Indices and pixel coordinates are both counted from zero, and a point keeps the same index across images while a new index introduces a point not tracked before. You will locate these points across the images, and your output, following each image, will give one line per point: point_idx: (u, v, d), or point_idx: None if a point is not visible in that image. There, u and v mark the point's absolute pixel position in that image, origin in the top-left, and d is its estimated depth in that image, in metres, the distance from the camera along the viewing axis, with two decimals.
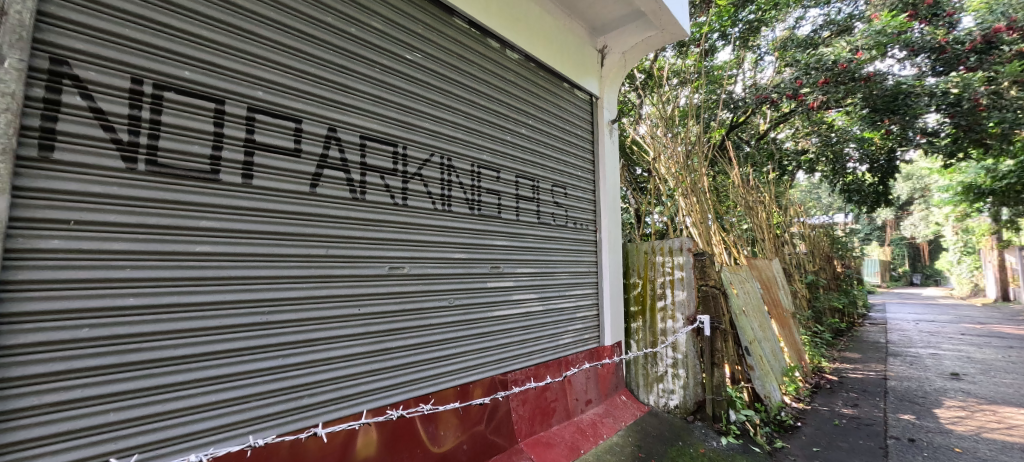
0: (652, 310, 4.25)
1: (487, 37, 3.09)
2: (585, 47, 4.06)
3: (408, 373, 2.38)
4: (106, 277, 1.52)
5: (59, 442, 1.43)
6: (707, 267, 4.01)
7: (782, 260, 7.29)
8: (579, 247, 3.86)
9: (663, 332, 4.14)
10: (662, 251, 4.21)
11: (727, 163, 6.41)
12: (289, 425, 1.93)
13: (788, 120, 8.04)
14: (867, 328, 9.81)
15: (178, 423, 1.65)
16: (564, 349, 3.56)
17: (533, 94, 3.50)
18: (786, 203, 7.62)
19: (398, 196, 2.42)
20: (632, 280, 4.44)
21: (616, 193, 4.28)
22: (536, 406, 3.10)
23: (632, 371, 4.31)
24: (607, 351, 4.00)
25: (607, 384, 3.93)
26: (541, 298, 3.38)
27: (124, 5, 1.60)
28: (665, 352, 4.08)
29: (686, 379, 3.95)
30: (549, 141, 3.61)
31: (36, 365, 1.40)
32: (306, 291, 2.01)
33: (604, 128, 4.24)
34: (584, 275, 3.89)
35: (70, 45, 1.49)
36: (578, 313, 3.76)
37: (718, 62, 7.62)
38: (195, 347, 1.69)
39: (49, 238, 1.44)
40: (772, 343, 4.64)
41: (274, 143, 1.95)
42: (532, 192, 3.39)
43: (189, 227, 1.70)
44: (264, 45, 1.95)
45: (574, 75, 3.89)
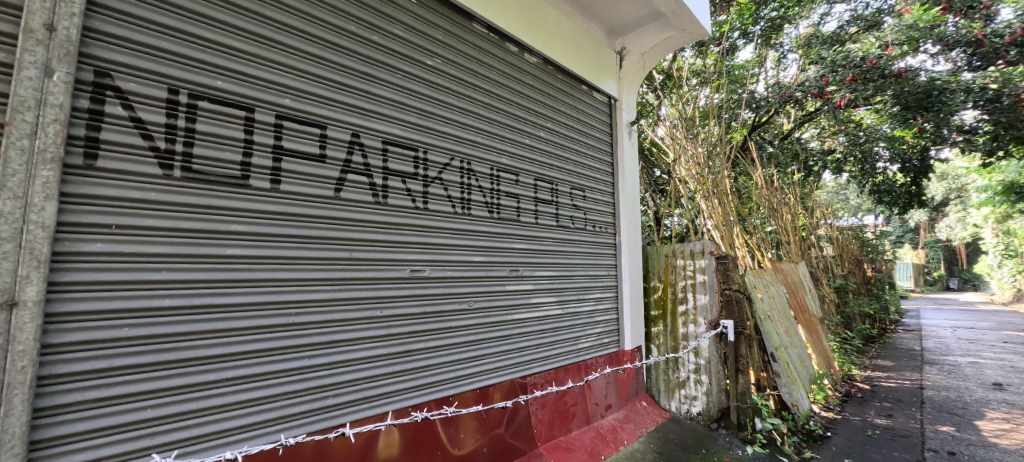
0: (673, 315, 4.18)
1: (506, 41, 3.11)
2: (603, 49, 4.05)
3: (429, 376, 2.40)
4: (144, 278, 1.59)
5: (101, 437, 1.49)
6: (730, 271, 3.91)
7: (809, 263, 7.06)
8: (599, 251, 3.83)
9: (684, 337, 4.07)
10: (683, 255, 4.15)
11: (749, 164, 6.28)
12: (316, 424, 1.97)
13: (814, 119, 7.77)
14: (901, 335, 9.39)
15: (211, 420, 1.70)
16: (584, 354, 3.53)
17: (552, 97, 3.50)
18: (812, 205, 7.37)
19: (419, 200, 2.46)
20: (652, 283, 4.37)
21: (636, 196, 4.23)
22: (555, 410, 3.08)
23: (652, 377, 4.23)
24: (627, 356, 3.95)
25: (627, 389, 3.87)
26: (560, 301, 3.36)
27: (161, 19, 1.67)
28: (687, 357, 4.01)
29: (709, 385, 3.88)
30: (568, 144, 3.60)
31: (80, 362, 1.46)
32: (330, 293, 2.06)
33: (623, 130, 4.20)
34: (604, 278, 3.86)
35: (113, 58, 1.57)
36: (599, 317, 3.73)
37: (739, 61, 7.46)
38: (226, 347, 1.75)
39: (93, 241, 1.50)
40: (799, 350, 4.49)
41: (300, 149, 2.01)
42: (551, 195, 3.38)
43: (221, 231, 1.77)
44: (291, 54, 2.01)
45: (592, 78, 3.88)
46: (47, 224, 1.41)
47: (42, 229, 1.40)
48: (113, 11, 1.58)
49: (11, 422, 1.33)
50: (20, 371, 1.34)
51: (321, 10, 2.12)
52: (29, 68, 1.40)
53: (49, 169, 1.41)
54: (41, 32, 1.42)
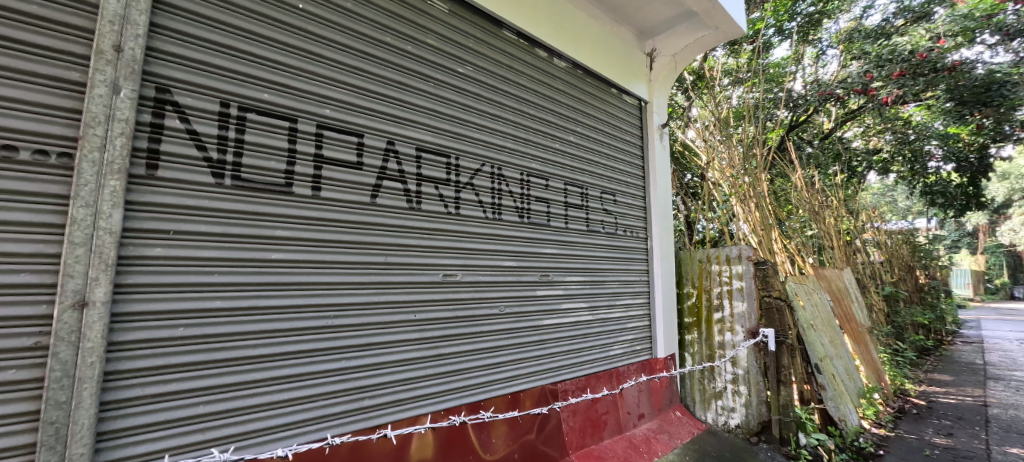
0: (708, 322, 4.05)
1: (535, 47, 3.13)
2: (632, 51, 4.00)
3: (461, 379, 2.43)
4: (198, 281, 1.69)
5: (157, 430, 1.58)
6: (770, 277, 3.73)
7: (855, 270, 6.66)
8: (630, 256, 3.76)
9: (721, 345, 3.93)
10: (718, 260, 4.03)
11: (788, 165, 6.02)
12: (354, 425, 2.02)
13: (857, 118, 7.33)
14: (961, 347, 8.69)
15: (255, 418, 1.78)
16: (616, 361, 3.46)
17: (582, 101, 3.49)
18: (857, 208, 6.96)
19: (450, 205, 2.50)
20: (686, 289, 4.26)
21: (668, 199, 4.13)
22: (586, 418, 3.02)
23: (687, 387, 4.10)
24: (660, 364, 3.85)
25: (661, 399, 3.76)
26: (591, 307, 3.32)
27: (214, 37, 1.79)
28: (724, 367, 3.88)
29: (749, 397, 3.71)
30: (598, 148, 3.57)
31: (141, 359, 1.56)
32: (367, 297, 2.12)
33: (654, 133, 4.12)
34: (636, 284, 3.79)
35: (172, 75, 1.69)
36: (630, 324, 3.66)
37: (775, 58, 7.17)
38: (271, 347, 1.83)
39: (153, 246, 1.61)
40: (846, 361, 4.21)
41: (339, 157, 2.09)
42: (581, 200, 3.35)
43: (267, 236, 1.86)
44: (330, 66, 2.10)
45: (622, 80, 3.83)
46: (114, 229, 1.52)
47: (109, 234, 1.51)
48: (172, 31, 1.70)
49: (80, 414, 1.43)
50: (89, 366, 1.44)
51: (358, 23, 2.21)
52: (99, 86, 1.52)
53: (116, 179, 1.53)
54: (110, 53, 1.55)
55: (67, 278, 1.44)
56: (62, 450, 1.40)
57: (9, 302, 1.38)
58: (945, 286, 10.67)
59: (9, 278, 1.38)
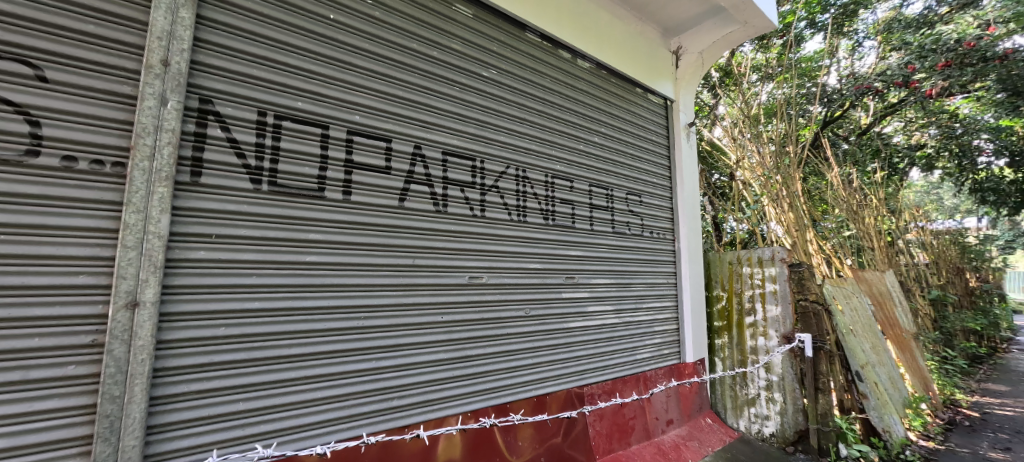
0: (740, 326, 3.95)
1: (559, 48, 3.13)
2: (658, 49, 3.93)
3: (488, 381, 2.44)
4: (237, 283, 1.77)
5: (201, 425, 1.66)
6: (807, 280, 3.56)
7: (898, 272, 6.29)
8: (657, 258, 3.69)
9: (753, 350, 3.82)
10: (749, 262, 3.93)
11: (822, 163, 5.77)
12: (384, 424, 2.06)
13: (898, 113, 6.92)
14: (1019, 355, 8.09)
15: (291, 415, 1.84)
16: (643, 365, 3.40)
17: (606, 101, 3.45)
18: (899, 207, 6.59)
19: (476, 208, 2.52)
20: (715, 292, 4.17)
21: (696, 200, 4.03)
22: (613, 422, 2.97)
23: (717, 392, 4.01)
24: (688, 368, 3.75)
25: (690, 405, 3.66)
26: (617, 310, 3.27)
27: (252, 49, 1.88)
28: (757, 373, 3.74)
29: (784, 404, 3.57)
30: (623, 148, 3.52)
31: (186, 357, 1.64)
32: (396, 298, 2.16)
33: (681, 132, 4.03)
34: (663, 287, 3.71)
35: (213, 87, 1.78)
36: (658, 327, 3.59)
37: (808, 52, 6.89)
38: (305, 347, 1.89)
39: (197, 249, 1.70)
40: (889, 369, 3.97)
41: (368, 162, 2.14)
42: (606, 201, 3.31)
43: (301, 239, 1.93)
44: (360, 73, 2.16)
45: (647, 79, 3.77)
46: (162, 233, 1.61)
47: (157, 238, 1.60)
48: (214, 45, 1.79)
49: (132, 408, 1.51)
50: (140, 363, 1.53)
51: (386, 31, 2.26)
52: (149, 99, 1.61)
53: (164, 186, 1.62)
54: (158, 67, 1.64)
55: (121, 279, 1.53)
56: (116, 442, 1.48)
57: (69, 302, 1.47)
58: (999, 290, 9.96)
59: (69, 280, 1.48)
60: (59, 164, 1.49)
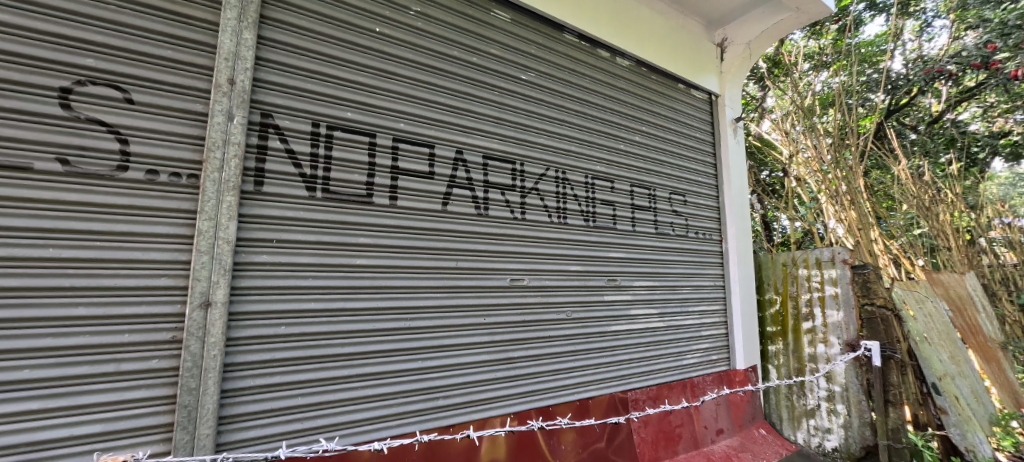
0: (796, 332, 3.73)
1: (597, 47, 3.08)
2: (700, 42, 3.78)
3: (530, 384, 2.44)
4: (295, 284, 1.87)
5: (264, 417, 1.77)
6: (873, 283, 3.36)
7: (982, 274, 5.64)
8: (704, 260, 3.55)
9: (812, 358, 3.58)
10: (805, 264, 3.72)
11: (888, 156, 5.36)
12: (430, 423, 2.10)
13: (976, 97, 6.09)
14: None
15: (344, 411, 1.92)
16: (690, 371, 3.27)
17: (647, 99, 3.35)
18: (980, 202, 5.92)
19: (517, 210, 2.54)
20: (768, 296, 3.96)
21: (745, 199, 3.83)
22: (659, 430, 2.87)
23: (772, 402, 3.78)
24: (739, 376, 3.56)
25: (742, 414, 3.47)
26: (663, 314, 3.17)
27: (305, 64, 1.98)
28: (816, 382, 3.52)
29: (848, 417, 3.34)
30: (666, 147, 3.40)
31: (251, 353, 1.76)
32: (439, 300, 2.21)
33: (727, 128, 3.84)
34: (711, 290, 3.57)
35: (273, 101, 1.90)
36: (705, 331, 3.45)
37: (867, 37, 6.31)
38: (357, 346, 1.97)
39: (260, 253, 1.82)
40: (972, 382, 3.52)
41: (412, 168, 2.20)
42: (648, 201, 3.21)
43: (351, 243, 2.01)
44: (404, 82, 2.23)
45: (689, 74, 3.62)
46: (230, 238, 1.73)
47: (226, 243, 1.72)
48: (273, 62, 1.91)
49: (206, 399, 1.63)
50: (212, 358, 1.65)
51: (427, 40, 2.32)
52: (217, 115, 1.74)
53: (231, 195, 1.74)
54: (225, 85, 1.77)
55: (195, 281, 1.66)
56: (193, 431, 1.61)
57: (151, 302, 1.62)
58: None
59: (152, 281, 1.62)
60: (143, 177, 1.64)
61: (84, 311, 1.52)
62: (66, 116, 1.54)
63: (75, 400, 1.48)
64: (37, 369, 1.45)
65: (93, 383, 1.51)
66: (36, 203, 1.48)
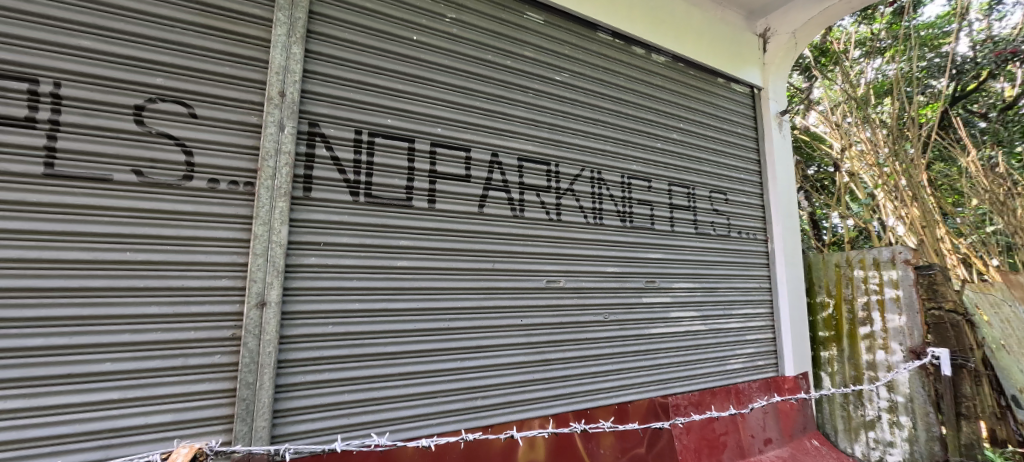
0: (852, 337, 3.49)
1: (632, 45, 3.01)
2: (742, 34, 3.62)
3: (568, 386, 2.43)
4: (341, 285, 1.95)
5: (314, 412, 1.84)
6: (940, 285, 3.12)
7: None
8: (750, 261, 3.40)
9: (870, 366, 3.35)
10: (861, 265, 3.48)
11: (955, 147, 4.94)
12: (468, 422, 2.13)
13: None
14: None
15: (387, 408, 1.97)
16: (735, 376, 3.13)
17: (686, 95, 3.24)
18: None
19: (552, 211, 2.52)
20: (820, 299, 3.71)
21: (792, 197, 3.64)
22: (701, 437, 2.76)
23: (824, 412, 3.55)
24: (789, 383, 3.37)
25: (792, 424, 3.27)
26: (705, 317, 3.05)
27: (348, 73, 2.06)
28: (876, 392, 3.30)
29: (914, 430, 3.12)
30: (705, 144, 3.29)
31: (303, 350, 1.84)
32: (476, 302, 2.24)
33: (772, 122, 3.66)
34: (758, 291, 3.41)
35: (319, 110, 1.98)
36: (751, 335, 3.30)
37: (927, 18, 5.68)
38: (400, 345, 2.03)
39: (308, 256, 1.90)
40: None
41: (449, 171, 2.25)
42: (688, 200, 3.10)
43: (392, 245, 2.07)
44: (440, 88, 2.28)
45: (729, 67, 3.47)
46: (283, 242, 1.83)
47: (278, 246, 1.82)
48: (319, 73, 2.00)
49: (262, 393, 1.72)
50: (268, 354, 1.74)
51: (462, 45, 2.36)
52: (270, 126, 1.85)
53: (282, 201, 1.84)
54: (277, 98, 1.87)
55: (252, 282, 1.76)
56: (251, 422, 1.70)
57: (213, 301, 1.72)
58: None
59: (213, 282, 1.73)
60: (205, 186, 1.75)
61: (156, 309, 1.63)
62: (140, 131, 1.66)
63: (149, 391, 1.59)
64: (117, 361, 1.56)
65: (164, 376, 1.62)
66: (114, 211, 1.60)
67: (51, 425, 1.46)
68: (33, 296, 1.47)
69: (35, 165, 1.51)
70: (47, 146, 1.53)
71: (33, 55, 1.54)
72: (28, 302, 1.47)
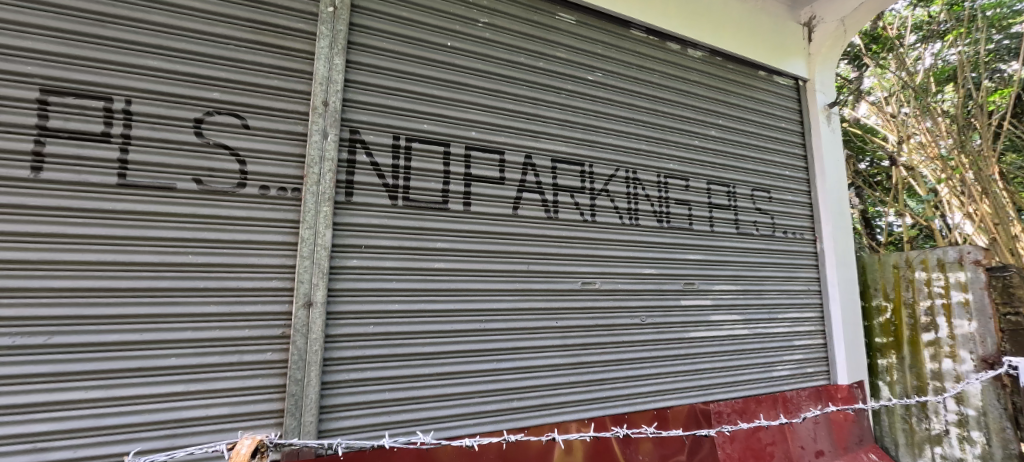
0: (914, 345, 3.23)
1: (668, 41, 2.93)
2: (784, 23, 3.45)
3: (604, 390, 2.38)
4: (381, 286, 2.00)
5: (356, 410, 1.89)
6: (1017, 289, 2.88)
7: None
8: (798, 261, 3.23)
9: (936, 376, 3.10)
10: (923, 266, 3.22)
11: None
12: (504, 423, 2.13)
13: None
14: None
15: (426, 408, 2.01)
16: (782, 383, 2.98)
17: (725, 90, 3.12)
18: None
19: (587, 213, 2.49)
20: (875, 303, 3.47)
21: (843, 193, 3.43)
22: (745, 446, 2.64)
23: (883, 424, 3.30)
24: (842, 392, 3.16)
25: (846, 436, 3.07)
26: (749, 321, 2.92)
27: (386, 80, 2.11)
28: (943, 404, 3.06)
29: (988, 446, 2.88)
30: (747, 140, 3.15)
31: (346, 349, 1.90)
32: (511, 303, 2.24)
33: (820, 115, 3.46)
34: (808, 293, 3.24)
35: (360, 118, 2.05)
36: (801, 340, 3.13)
37: None
38: (437, 345, 2.06)
39: (350, 258, 1.96)
40: None
41: (484, 174, 2.26)
42: (728, 199, 2.98)
43: (429, 247, 2.11)
44: (474, 92, 2.30)
45: (771, 59, 3.31)
46: (327, 245, 1.89)
47: (323, 249, 1.89)
48: (359, 82, 2.07)
49: (309, 390, 1.79)
50: (314, 353, 1.82)
51: (495, 49, 2.38)
52: (315, 134, 1.92)
53: (326, 206, 1.91)
54: (321, 107, 1.95)
55: (300, 283, 1.84)
56: (300, 417, 1.77)
57: (265, 301, 1.81)
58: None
59: (265, 283, 1.82)
60: (257, 192, 1.84)
61: (214, 308, 1.74)
62: (199, 142, 1.78)
63: (210, 385, 1.70)
64: (181, 357, 1.67)
65: (222, 371, 1.72)
66: (177, 218, 1.72)
67: (124, 415, 1.58)
68: (108, 296, 1.60)
69: (110, 176, 1.64)
70: (120, 158, 1.66)
71: (106, 75, 1.68)
72: (104, 302, 1.60)
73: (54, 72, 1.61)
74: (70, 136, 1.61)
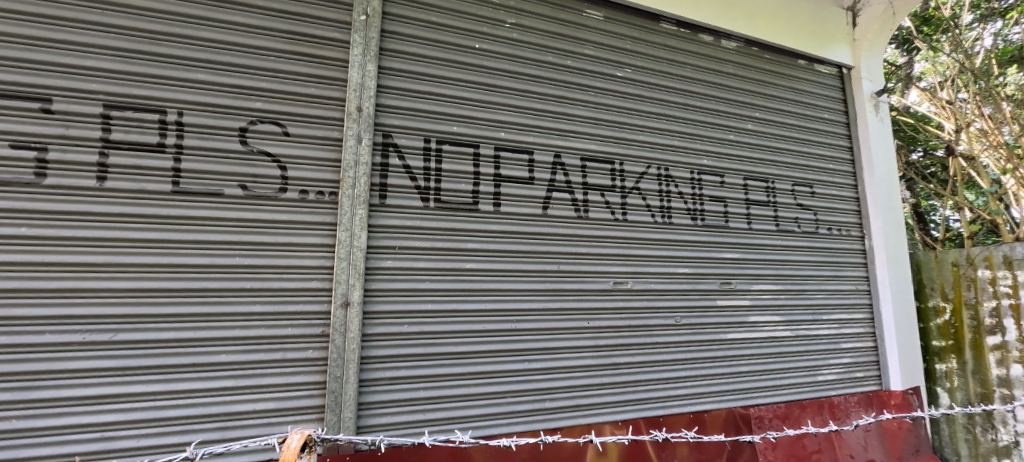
0: (977, 349, 3.00)
1: (700, 33, 2.84)
2: (826, 9, 3.28)
3: (638, 392, 2.33)
4: (415, 287, 2.03)
5: (392, 408, 1.93)
6: None
7: None
8: (846, 259, 3.07)
9: (1004, 383, 2.86)
10: (987, 264, 2.98)
11: None
12: (536, 424, 2.12)
13: None
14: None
15: (459, 407, 2.02)
16: (829, 387, 2.83)
17: (763, 81, 2.99)
18: None
19: (619, 212, 2.45)
20: (932, 304, 3.26)
21: (894, 186, 3.22)
22: (789, 454, 2.53)
23: (943, 433, 3.09)
24: (896, 398, 2.98)
25: (901, 445, 2.88)
26: (791, 322, 2.79)
27: (416, 84, 2.15)
28: (1011, 414, 2.81)
29: None
30: (787, 132, 3.01)
31: (383, 348, 1.94)
32: (543, 303, 2.23)
33: (867, 104, 3.27)
34: (858, 292, 3.07)
35: (393, 121, 2.09)
36: (850, 341, 2.97)
37: None
38: (470, 345, 2.07)
39: (385, 259, 2.00)
40: None
41: (514, 174, 2.26)
42: (767, 195, 2.86)
43: (461, 248, 2.13)
44: (503, 93, 2.31)
45: (811, 47, 3.15)
46: (363, 246, 1.94)
47: (359, 250, 1.93)
48: (390, 87, 2.11)
49: (348, 387, 1.84)
50: (352, 351, 1.87)
51: (523, 49, 2.37)
52: (350, 139, 1.98)
53: (361, 209, 1.96)
54: (355, 113, 2.00)
55: (338, 284, 1.89)
56: (339, 414, 1.82)
57: (305, 301, 1.87)
58: None
59: (305, 284, 1.88)
60: (297, 197, 1.91)
61: (259, 308, 1.81)
62: (243, 150, 1.86)
63: (257, 381, 1.77)
64: (231, 353, 1.75)
65: (268, 367, 1.79)
66: (223, 223, 1.80)
67: (182, 407, 1.68)
68: (165, 296, 1.70)
69: (165, 184, 1.75)
70: (173, 167, 1.76)
71: (159, 89, 1.78)
72: (162, 302, 1.70)
73: (114, 88, 1.72)
74: (130, 148, 1.72)
